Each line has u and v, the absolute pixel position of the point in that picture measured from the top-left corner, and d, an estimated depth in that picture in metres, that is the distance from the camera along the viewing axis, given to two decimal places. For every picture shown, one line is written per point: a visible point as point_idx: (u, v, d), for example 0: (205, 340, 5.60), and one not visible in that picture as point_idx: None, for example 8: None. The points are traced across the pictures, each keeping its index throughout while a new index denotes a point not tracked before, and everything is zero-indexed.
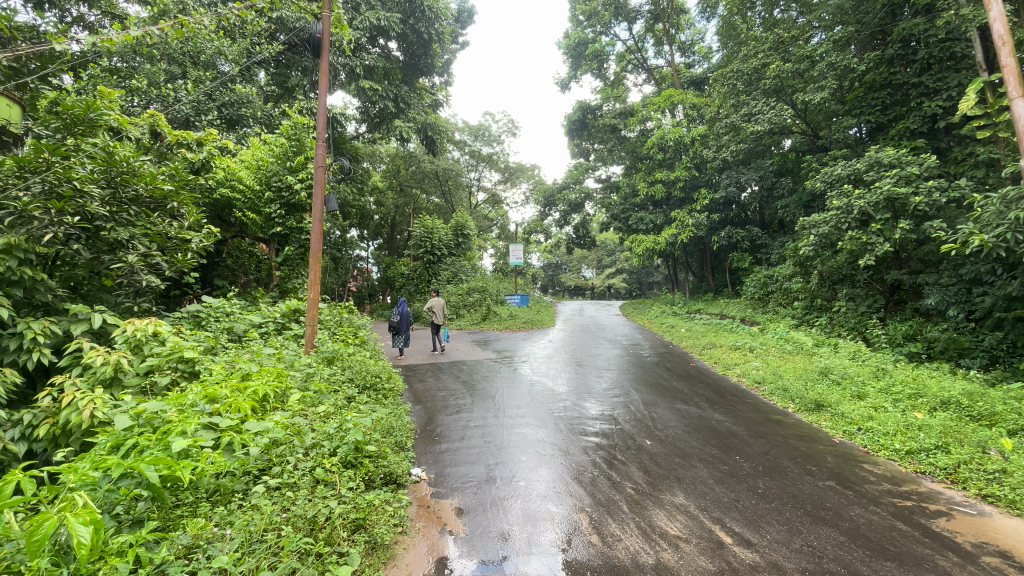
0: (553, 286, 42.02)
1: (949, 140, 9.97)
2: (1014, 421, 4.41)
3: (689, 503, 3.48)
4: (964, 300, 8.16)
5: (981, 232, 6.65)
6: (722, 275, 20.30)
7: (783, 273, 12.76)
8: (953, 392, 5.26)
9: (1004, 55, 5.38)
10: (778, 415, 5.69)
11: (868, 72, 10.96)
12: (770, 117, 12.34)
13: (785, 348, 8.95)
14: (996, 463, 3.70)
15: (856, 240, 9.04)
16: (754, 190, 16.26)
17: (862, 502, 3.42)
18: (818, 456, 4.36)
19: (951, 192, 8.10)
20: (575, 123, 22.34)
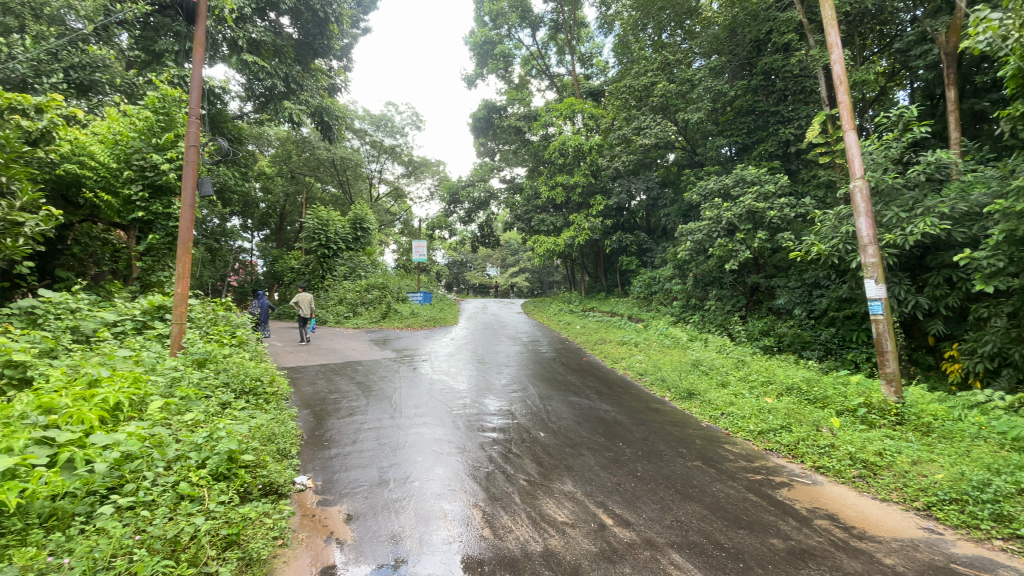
0: (457, 284, 41.87)
1: (798, 163, 11.65)
2: (840, 402, 5.24)
3: (577, 490, 3.68)
4: (806, 300, 9.59)
5: (821, 243, 7.85)
6: (614, 275, 21.69)
7: (664, 275, 14.01)
8: (796, 378, 6.15)
9: (841, 94, 6.34)
10: (657, 403, 6.24)
11: (737, 98, 12.49)
12: (656, 133, 13.48)
13: (664, 342, 9.84)
14: (825, 438, 4.38)
15: (724, 247, 10.20)
16: (642, 199, 17.48)
17: (723, 478, 3.88)
18: (689, 438, 4.86)
19: (798, 208, 9.48)
20: (481, 122, 22.63)
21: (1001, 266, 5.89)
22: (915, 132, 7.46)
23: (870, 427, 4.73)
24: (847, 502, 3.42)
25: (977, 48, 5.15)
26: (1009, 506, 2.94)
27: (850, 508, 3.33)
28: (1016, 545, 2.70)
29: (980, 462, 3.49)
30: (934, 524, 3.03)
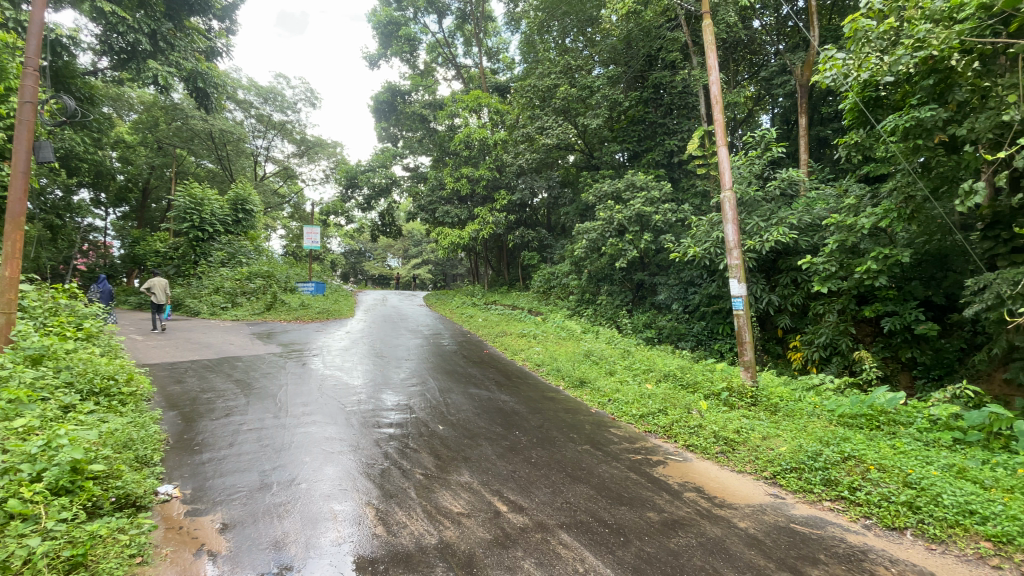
0: (355, 274, 40.04)
1: (680, 173, 12.83)
2: (708, 386, 5.91)
3: (473, 480, 3.73)
4: (682, 296, 10.66)
5: (696, 246, 8.78)
6: (515, 270, 22.18)
7: (562, 270, 14.62)
8: (672, 366, 6.83)
9: (716, 113, 7.06)
10: (552, 392, 6.54)
11: (630, 108, 13.43)
12: (558, 134, 13.97)
13: (560, 334, 10.32)
14: (694, 419, 4.91)
15: (615, 246, 10.94)
16: (544, 197, 17.99)
17: (608, 460, 4.18)
18: (579, 424, 5.16)
19: (679, 213, 10.47)
20: (383, 104, 22.20)
21: (834, 270, 7.03)
22: (773, 152, 8.61)
23: (731, 408, 5.40)
24: (711, 475, 3.86)
25: (825, 83, 6.06)
26: (834, 471, 3.52)
27: (714, 480, 3.76)
28: (839, 503, 3.24)
29: (814, 436, 4.15)
30: (779, 490, 3.54)
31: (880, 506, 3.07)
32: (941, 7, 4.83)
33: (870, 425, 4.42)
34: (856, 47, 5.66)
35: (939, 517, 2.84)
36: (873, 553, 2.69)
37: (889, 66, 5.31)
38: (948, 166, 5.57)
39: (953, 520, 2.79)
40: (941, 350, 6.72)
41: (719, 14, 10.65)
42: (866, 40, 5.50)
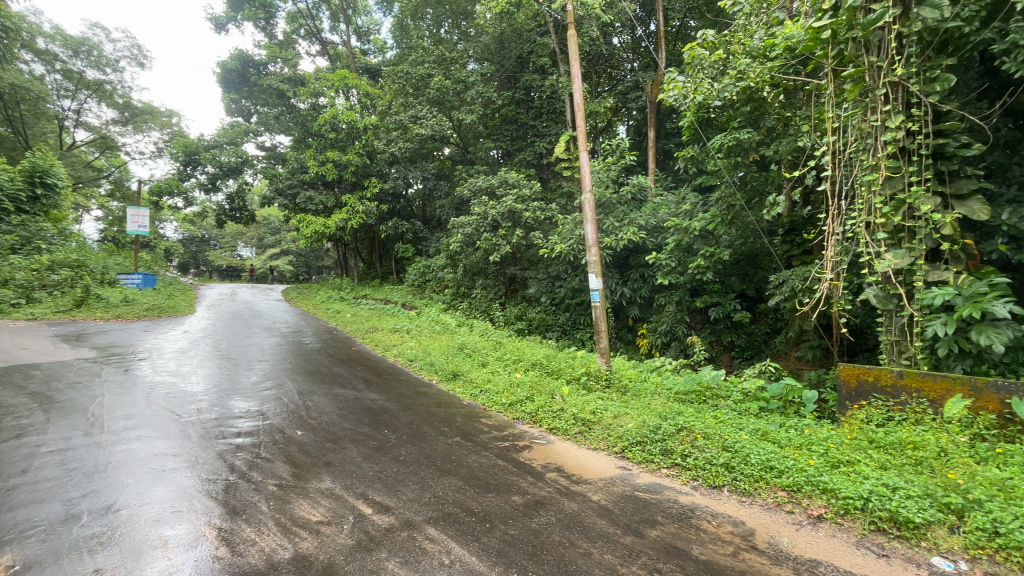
0: (197, 265, 34.97)
1: (548, 173, 13.53)
2: (570, 372, 6.36)
3: (335, 485, 3.50)
4: (550, 290, 11.28)
5: (563, 242, 9.38)
6: (388, 262, 21.38)
7: (437, 264, 14.48)
8: (539, 355, 7.21)
9: (580, 121, 7.46)
10: (424, 387, 6.45)
11: (503, 106, 13.78)
12: (432, 124, 13.73)
13: (434, 328, 10.23)
14: (557, 404, 5.24)
15: (489, 241, 11.15)
16: (418, 188, 17.54)
17: (477, 450, 4.25)
18: (451, 417, 5.17)
19: (548, 212, 11.07)
20: (232, 74, 19.69)
21: (673, 266, 8.02)
22: (627, 160, 9.51)
23: (590, 391, 5.87)
24: (571, 455, 4.16)
25: (668, 101, 6.81)
26: (671, 441, 4.01)
27: (572, 459, 4.06)
28: (673, 469, 3.71)
29: (655, 412, 4.69)
30: (626, 463, 3.94)
31: (704, 468, 3.58)
32: (757, 46, 5.76)
33: (699, 399, 5.16)
34: (693, 72, 6.46)
35: (748, 474, 3.41)
36: (699, 509, 3.13)
37: (719, 92, 6.17)
38: (759, 181, 6.73)
39: (757, 475, 3.36)
40: (752, 334, 8.12)
41: (583, 27, 11.45)
42: (702, 67, 6.35)
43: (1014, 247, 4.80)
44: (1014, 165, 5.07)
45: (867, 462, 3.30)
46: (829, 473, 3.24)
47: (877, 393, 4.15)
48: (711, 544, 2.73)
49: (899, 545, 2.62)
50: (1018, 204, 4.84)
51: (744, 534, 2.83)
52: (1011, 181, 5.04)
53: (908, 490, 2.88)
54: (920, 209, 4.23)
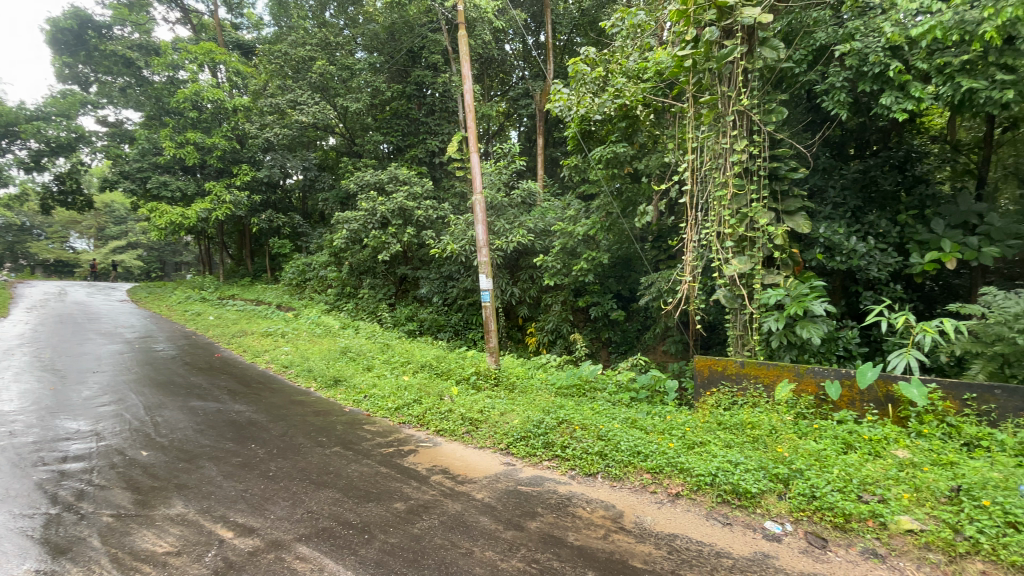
0: (10, 258, 28.70)
1: (441, 172, 13.40)
2: (459, 373, 6.36)
3: (189, 510, 3.10)
4: (442, 290, 11.18)
5: (454, 242, 9.37)
6: (262, 259, 19.51)
7: (319, 261, 13.56)
8: (428, 357, 7.10)
9: (471, 121, 7.35)
10: (300, 395, 5.98)
11: (393, 100, 13.33)
12: (314, 112, 12.83)
13: (315, 331, 9.56)
14: (445, 405, 5.20)
15: (377, 239, 10.74)
16: (298, 179, 16.27)
17: (358, 458, 4.05)
18: (330, 426, 4.86)
19: (439, 211, 10.97)
20: (63, 32, 16.56)
21: (559, 268, 8.43)
22: (517, 164, 9.78)
23: (478, 390, 5.93)
24: (457, 455, 4.16)
25: (555, 111, 7.11)
26: (552, 434, 4.19)
27: (458, 460, 4.06)
28: (554, 461, 3.89)
29: (538, 407, 4.87)
30: (510, 459, 4.04)
31: (581, 458, 3.80)
32: (632, 68, 6.30)
33: (579, 393, 5.47)
34: (576, 86, 6.90)
35: (618, 459, 3.68)
36: (576, 498, 3.32)
37: (599, 106, 6.61)
38: (633, 191, 7.34)
39: (627, 460, 3.65)
40: (627, 330, 8.87)
41: (475, 29, 11.55)
42: (584, 82, 6.79)
43: (826, 256, 5.82)
44: (827, 189, 6.14)
45: (716, 442, 3.76)
46: (686, 454, 3.62)
47: (724, 380, 4.76)
48: (585, 529, 2.90)
49: (739, 513, 3.02)
50: (829, 221, 5.87)
51: (614, 516, 3.05)
52: (824, 201, 6.10)
53: (747, 464, 3.33)
54: (759, 222, 4.94)
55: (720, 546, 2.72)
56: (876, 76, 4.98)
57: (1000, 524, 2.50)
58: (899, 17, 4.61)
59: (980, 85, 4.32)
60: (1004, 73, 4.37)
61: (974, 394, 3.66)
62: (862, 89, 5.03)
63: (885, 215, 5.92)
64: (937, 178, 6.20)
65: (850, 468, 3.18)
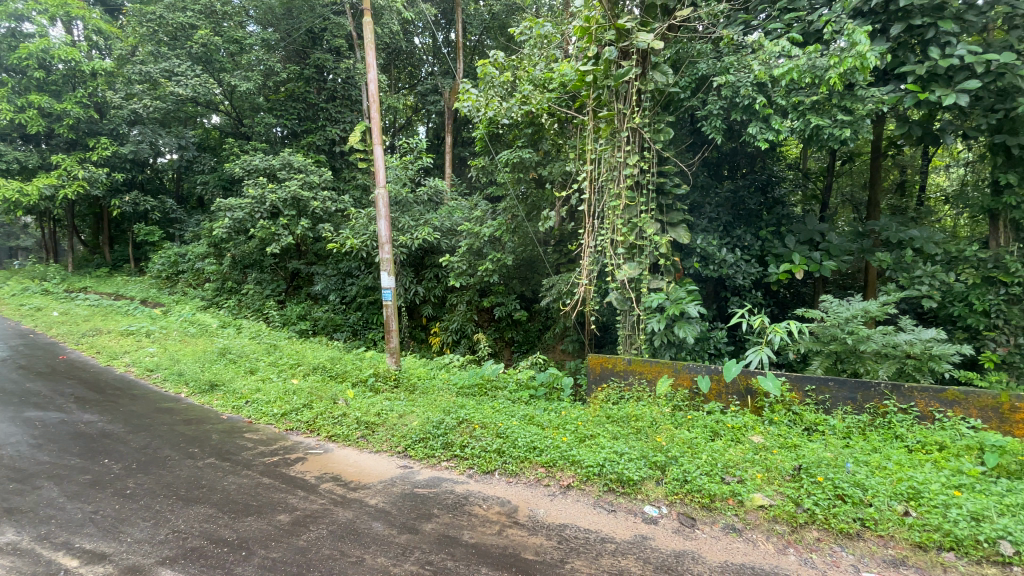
0: None
1: (341, 163, 12.73)
2: (355, 375, 6.09)
3: (19, 539, 2.63)
4: (339, 287, 10.70)
5: (354, 238, 8.98)
6: (124, 247, 17.04)
7: (196, 252, 12.17)
8: (321, 358, 6.70)
9: (374, 111, 6.98)
10: (169, 402, 5.33)
11: (290, 82, 12.41)
12: (194, 86, 11.53)
13: (188, 331, 8.57)
14: (339, 409, 4.95)
15: (267, 230, 9.92)
16: (173, 158, 14.47)
17: (236, 470, 3.71)
18: (204, 435, 4.39)
19: (338, 203, 10.42)
20: None
21: (464, 268, 8.43)
22: (423, 160, 9.62)
23: (376, 392, 5.73)
24: (349, 461, 3.98)
25: (463, 111, 7.11)
26: (451, 434, 4.18)
27: (351, 466, 3.89)
28: (452, 461, 3.88)
29: (438, 408, 4.83)
30: (407, 461, 3.96)
31: (479, 456, 3.85)
32: (539, 77, 6.49)
33: (479, 392, 5.53)
34: (485, 87, 6.95)
35: (515, 455, 3.78)
36: (472, 496, 3.35)
37: (506, 110, 6.75)
38: (538, 196, 7.60)
39: (523, 455, 3.76)
40: (529, 330, 9.18)
41: (383, 18, 11.20)
42: (492, 84, 6.89)
43: (702, 265, 6.48)
44: (705, 204, 6.84)
45: (604, 434, 4.02)
46: (578, 447, 3.83)
47: (614, 376, 5.11)
48: (480, 527, 2.94)
49: (622, 500, 3.26)
50: (706, 233, 6.55)
51: (509, 512, 3.14)
52: (702, 216, 6.79)
53: (631, 454, 3.60)
54: (647, 232, 5.38)
55: (605, 533, 2.91)
56: (746, 107, 5.65)
57: (830, 496, 2.98)
58: (765, 56, 5.28)
59: (825, 123, 5.13)
60: (843, 114, 5.20)
61: (813, 385, 4.31)
62: (735, 117, 5.67)
63: (751, 231, 6.74)
64: (790, 201, 7.21)
65: (717, 454, 3.57)
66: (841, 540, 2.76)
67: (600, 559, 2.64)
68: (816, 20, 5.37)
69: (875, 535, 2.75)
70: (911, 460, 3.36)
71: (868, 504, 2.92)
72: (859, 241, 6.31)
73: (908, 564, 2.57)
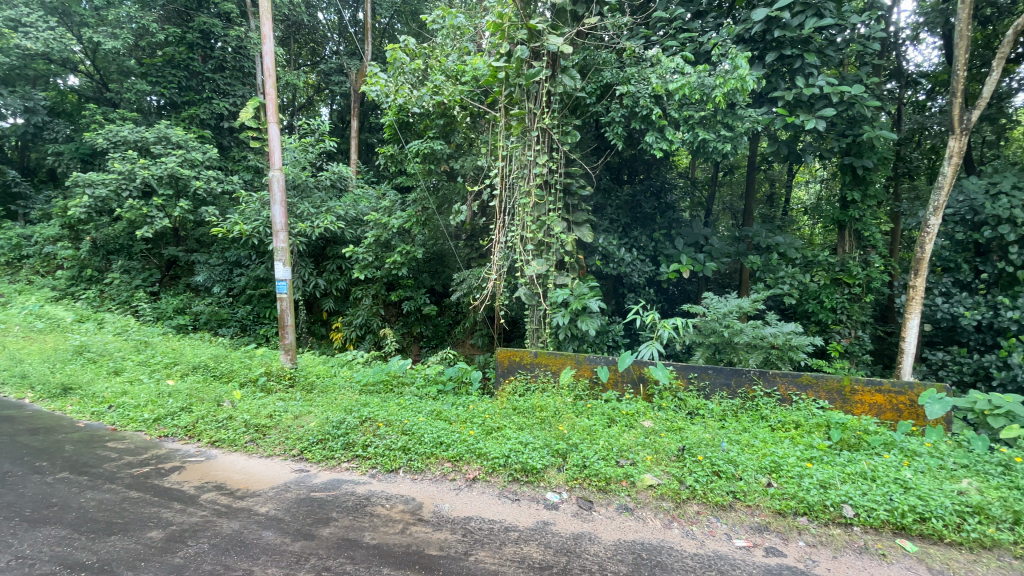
0: None
1: (230, 140, 11.51)
2: (244, 374, 5.59)
3: None
4: (225, 278, 9.76)
5: (244, 224, 8.23)
6: None
7: (44, 234, 10.36)
8: (203, 357, 6.05)
9: (269, 87, 6.38)
10: (6, 410, 4.50)
11: (169, 46, 10.98)
12: (44, 39, 9.82)
13: (33, 326, 7.30)
14: (225, 412, 4.51)
15: (137, 211, 8.73)
16: (13, 122, 12.15)
17: (96, 484, 3.24)
18: (53, 447, 3.78)
19: (226, 184, 9.44)
20: None
21: (370, 260, 8.12)
22: (326, 144, 9.05)
23: (268, 392, 5.31)
24: (235, 468, 3.64)
25: (370, 96, 6.80)
26: (353, 434, 3.99)
27: (237, 473, 3.56)
28: (353, 462, 3.72)
29: (340, 407, 4.59)
30: (304, 465, 3.72)
31: (383, 455, 3.72)
32: (451, 68, 6.43)
33: (384, 389, 5.37)
34: (395, 73, 6.70)
35: (421, 452, 3.72)
36: (375, 496, 3.24)
37: (417, 99, 6.59)
38: (449, 189, 7.46)
39: (429, 452, 3.71)
40: (438, 324, 9.04)
41: None
42: (402, 71, 6.66)
43: (603, 263, 6.85)
44: (606, 206, 7.22)
45: (510, 426, 4.10)
46: (484, 440, 3.86)
47: (521, 369, 5.23)
48: (382, 527, 2.86)
49: (526, 488, 3.35)
50: (607, 233, 6.92)
51: (413, 509, 3.08)
52: (604, 217, 7.16)
53: (535, 443, 3.71)
54: (554, 230, 5.58)
55: (508, 522, 2.97)
56: (644, 118, 6.05)
57: (708, 472, 3.34)
58: (663, 70, 5.69)
59: (711, 137, 5.69)
60: (726, 130, 5.79)
61: (696, 373, 4.78)
62: (634, 126, 6.05)
63: (646, 233, 7.27)
64: (680, 206, 7.89)
65: (613, 440, 3.81)
66: (717, 512, 3.08)
67: (503, 549, 2.70)
68: (706, 42, 5.93)
69: (745, 505, 3.11)
70: (774, 437, 3.85)
71: (739, 478, 3.30)
72: (736, 245, 7.09)
73: (769, 529, 2.94)
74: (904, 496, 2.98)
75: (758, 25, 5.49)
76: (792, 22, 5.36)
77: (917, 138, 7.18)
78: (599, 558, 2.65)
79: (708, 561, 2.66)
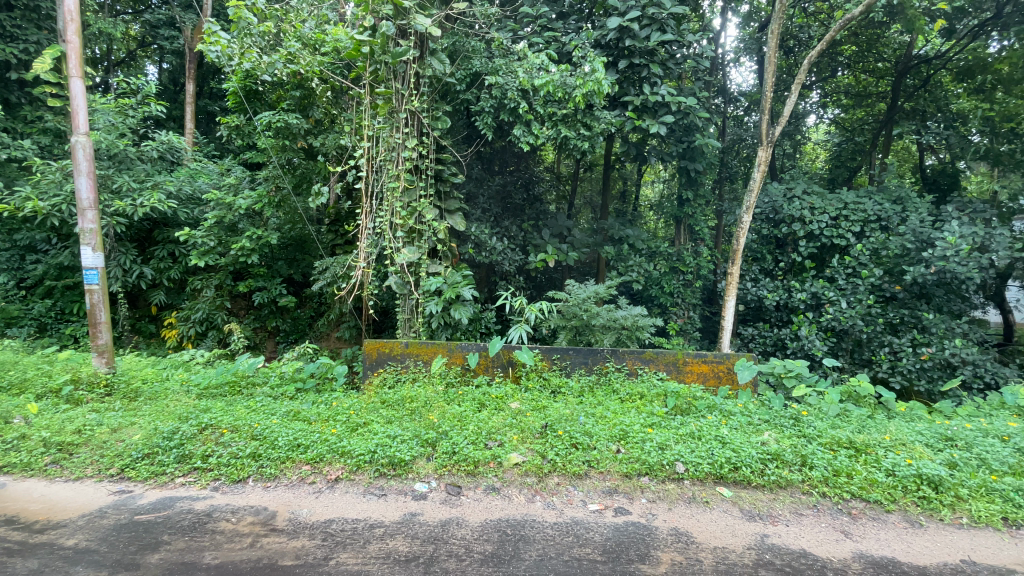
0: None
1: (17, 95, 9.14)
2: (44, 384, 4.58)
3: None
4: (13, 267, 7.84)
5: (39, 199, 6.70)
6: None
7: None
8: None
9: (70, 32, 5.17)
10: None
11: None
12: None
13: None
14: (13, 431, 3.66)
15: None
16: None
17: None
18: None
19: (13, 150, 7.53)
20: None
21: (213, 246, 7.18)
22: (153, 108, 7.70)
23: (76, 404, 4.42)
24: (31, 497, 2.99)
25: (209, 56, 5.93)
26: (189, 444, 3.50)
27: (33, 503, 2.92)
28: (191, 476, 3.27)
29: (174, 414, 3.99)
30: (126, 485, 3.18)
31: (228, 465, 3.33)
32: (308, 35, 5.86)
33: (231, 391, 4.81)
34: (238, 33, 5.90)
35: (275, 457, 3.41)
36: (217, 511, 2.89)
37: (268, 66, 5.92)
38: (308, 168, 6.83)
39: (285, 456, 3.42)
40: (297, 318, 8.32)
41: None
42: (248, 32, 5.87)
43: (476, 251, 6.95)
44: (478, 195, 7.32)
45: (377, 420, 3.96)
46: (348, 437, 3.66)
47: (390, 360, 5.07)
48: (227, 544, 2.57)
49: (393, 482, 3.27)
50: (479, 222, 7.02)
51: (265, 519, 2.82)
52: (476, 206, 7.24)
53: (403, 435, 3.64)
54: (426, 217, 5.51)
55: (373, 519, 2.88)
56: (513, 110, 6.19)
57: (567, 446, 3.61)
58: (528, 66, 5.89)
59: (572, 135, 6.05)
60: (585, 129, 6.16)
61: (559, 354, 5.10)
62: (502, 118, 6.16)
63: (516, 223, 7.52)
64: (547, 199, 8.30)
65: (482, 423, 3.90)
66: (574, 481, 3.34)
67: (367, 547, 2.60)
68: (568, 42, 6.26)
69: (598, 472, 3.42)
70: (623, 408, 4.28)
71: (593, 447, 3.62)
72: (594, 236, 7.70)
73: (618, 491, 3.27)
74: (722, 450, 3.53)
75: (612, 32, 5.95)
76: (640, 33, 5.90)
77: (737, 147, 8.47)
78: (465, 541, 2.70)
79: (566, 528, 2.87)
